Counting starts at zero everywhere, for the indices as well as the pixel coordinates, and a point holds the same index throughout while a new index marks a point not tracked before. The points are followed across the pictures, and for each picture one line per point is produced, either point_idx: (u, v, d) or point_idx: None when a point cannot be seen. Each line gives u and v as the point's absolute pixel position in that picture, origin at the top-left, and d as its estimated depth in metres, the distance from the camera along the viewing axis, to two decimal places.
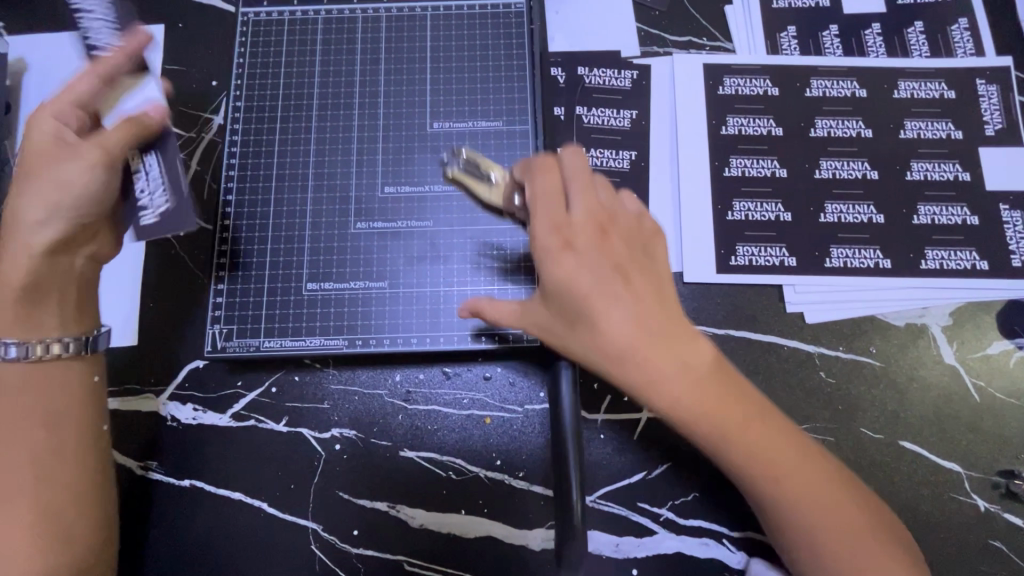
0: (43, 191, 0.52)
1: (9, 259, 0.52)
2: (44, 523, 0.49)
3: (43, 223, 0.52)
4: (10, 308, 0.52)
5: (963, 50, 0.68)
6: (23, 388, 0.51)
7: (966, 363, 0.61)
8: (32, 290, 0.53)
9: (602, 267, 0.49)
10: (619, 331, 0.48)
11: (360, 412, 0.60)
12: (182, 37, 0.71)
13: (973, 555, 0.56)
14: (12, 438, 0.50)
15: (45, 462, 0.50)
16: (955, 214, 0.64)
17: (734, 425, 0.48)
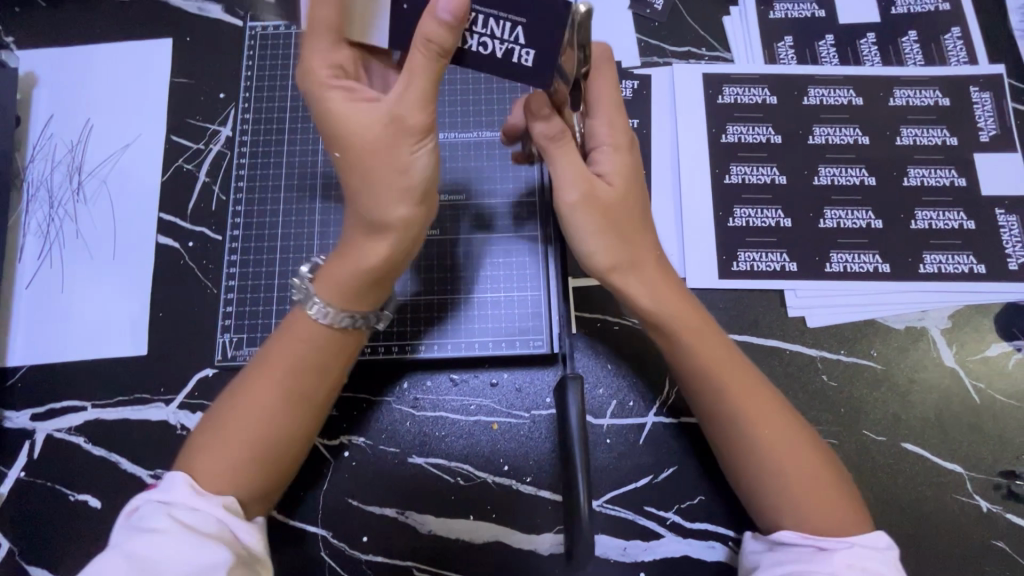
0: (377, 157, 0.46)
1: (370, 234, 0.49)
2: (263, 450, 0.49)
3: (393, 193, 0.47)
4: (349, 279, 0.50)
5: (957, 58, 0.70)
6: (316, 340, 0.51)
7: (965, 365, 0.62)
8: (395, 268, 0.51)
9: (631, 182, 0.53)
10: (630, 242, 0.52)
11: (367, 419, 0.61)
12: (190, 51, 0.72)
13: (977, 556, 0.57)
14: (283, 388, 0.50)
15: (285, 414, 0.50)
16: (952, 219, 0.65)
17: (707, 339, 0.53)
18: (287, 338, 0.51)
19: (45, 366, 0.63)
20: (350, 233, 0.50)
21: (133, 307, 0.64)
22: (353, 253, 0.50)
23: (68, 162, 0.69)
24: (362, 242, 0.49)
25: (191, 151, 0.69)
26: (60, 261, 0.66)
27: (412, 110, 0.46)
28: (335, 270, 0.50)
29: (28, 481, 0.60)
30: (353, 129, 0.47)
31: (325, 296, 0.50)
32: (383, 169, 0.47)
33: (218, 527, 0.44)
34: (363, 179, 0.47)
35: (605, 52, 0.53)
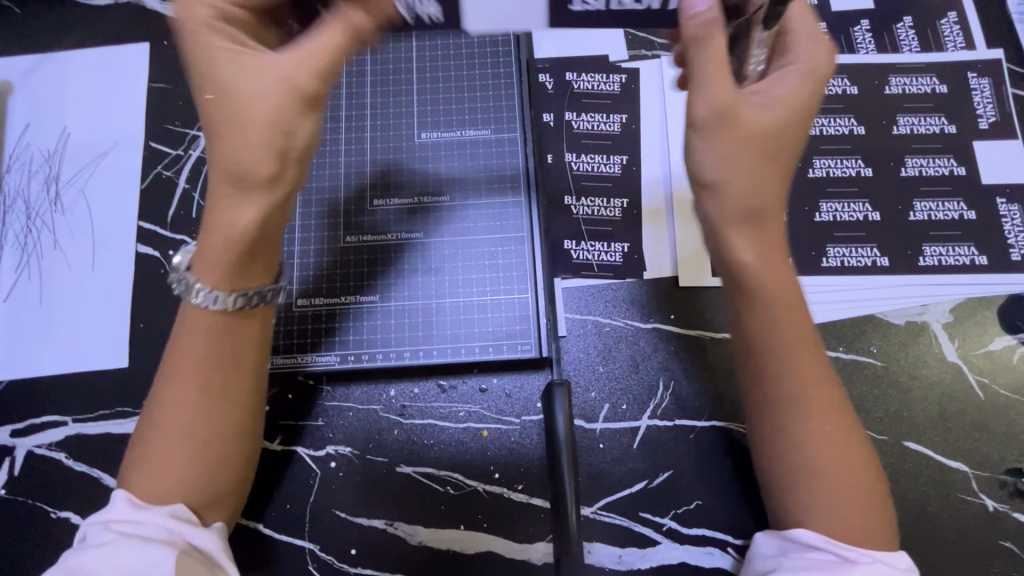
0: (245, 114, 0.43)
1: (237, 199, 0.45)
2: (200, 453, 0.46)
3: (257, 150, 0.43)
4: (222, 251, 0.45)
5: (954, 44, 0.68)
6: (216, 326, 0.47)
7: (968, 360, 0.60)
8: (266, 231, 0.46)
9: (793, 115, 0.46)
10: (767, 181, 0.46)
11: (354, 429, 0.59)
12: (168, 55, 0.70)
13: (984, 557, 0.55)
14: (197, 384, 0.47)
15: (208, 410, 0.47)
16: (952, 210, 0.63)
17: (788, 316, 0.47)
18: (184, 335, 0.47)
19: (24, 382, 0.62)
20: (214, 201, 0.46)
21: (113, 318, 0.63)
22: (222, 219, 0.45)
23: (45, 172, 0.67)
24: (227, 204, 0.45)
25: (169, 157, 0.68)
26: (38, 273, 0.64)
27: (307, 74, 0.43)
28: (207, 246, 0.46)
29: (8, 498, 0.59)
30: (240, 78, 0.43)
31: (206, 280, 0.46)
32: (243, 124, 0.43)
33: (168, 534, 0.43)
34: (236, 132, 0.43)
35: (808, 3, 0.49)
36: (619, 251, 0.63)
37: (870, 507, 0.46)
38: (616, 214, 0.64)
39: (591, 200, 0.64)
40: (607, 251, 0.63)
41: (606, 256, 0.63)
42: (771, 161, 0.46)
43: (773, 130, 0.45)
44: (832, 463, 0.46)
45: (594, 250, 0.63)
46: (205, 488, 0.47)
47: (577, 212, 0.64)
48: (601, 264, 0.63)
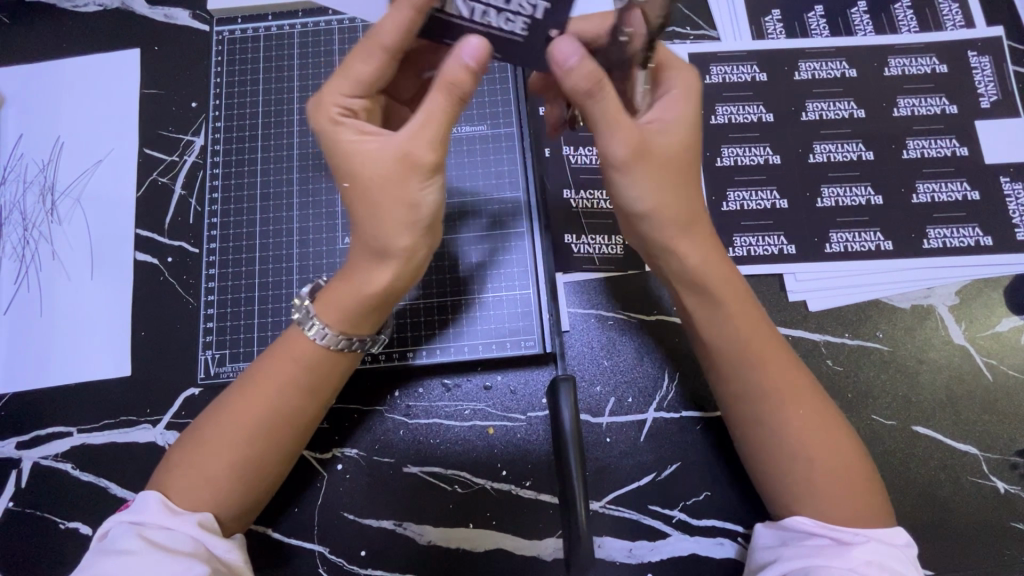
0: (386, 193, 0.44)
1: (375, 264, 0.46)
2: (247, 471, 0.48)
3: (398, 224, 0.44)
4: (351, 306, 0.48)
5: (953, 22, 0.67)
6: (306, 360, 0.49)
7: (976, 342, 0.59)
8: (399, 292, 0.49)
9: (694, 135, 0.46)
10: (691, 196, 0.47)
11: (359, 430, 0.59)
12: (158, 60, 0.70)
13: (996, 540, 0.55)
14: (269, 409, 0.48)
15: (270, 436, 0.48)
16: (955, 190, 0.62)
17: (744, 305, 0.50)
18: (278, 358, 0.49)
19: (27, 394, 0.61)
20: (354, 262, 0.48)
21: (114, 327, 0.63)
22: (353, 285, 0.48)
23: (40, 183, 0.67)
24: (369, 271, 0.47)
25: (163, 163, 0.67)
26: (36, 286, 0.64)
27: (424, 147, 0.44)
28: (339, 302, 0.48)
29: (16, 510, 0.59)
30: (365, 163, 0.44)
31: (332, 325, 0.48)
32: (391, 204, 0.44)
33: (194, 544, 0.44)
34: (370, 206, 0.45)
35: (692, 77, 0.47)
36: (619, 243, 0.62)
37: (865, 489, 0.47)
38: None
39: (590, 192, 0.64)
40: (609, 243, 0.62)
41: (607, 249, 0.62)
42: (681, 179, 0.46)
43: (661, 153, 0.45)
44: (816, 435, 0.48)
45: (595, 243, 0.62)
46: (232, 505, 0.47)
47: (576, 205, 0.63)
48: (602, 256, 0.62)
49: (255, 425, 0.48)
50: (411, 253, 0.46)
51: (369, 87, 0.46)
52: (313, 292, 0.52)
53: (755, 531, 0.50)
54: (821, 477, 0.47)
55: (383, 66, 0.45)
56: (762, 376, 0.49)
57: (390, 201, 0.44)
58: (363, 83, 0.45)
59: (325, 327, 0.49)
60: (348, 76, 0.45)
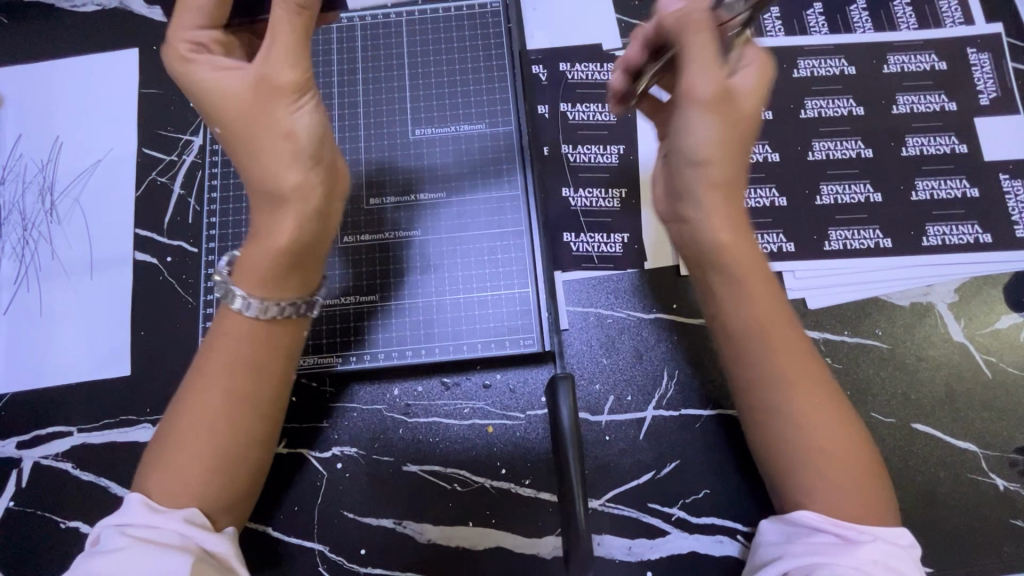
0: (255, 122, 0.46)
1: (270, 206, 0.47)
2: (220, 464, 0.47)
3: (285, 160, 0.46)
4: (261, 266, 0.47)
5: (952, 19, 0.67)
6: (249, 335, 0.49)
7: (975, 339, 0.59)
8: (310, 242, 0.48)
9: (754, 115, 0.49)
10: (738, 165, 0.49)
11: (360, 429, 0.59)
12: (157, 60, 0.70)
13: (996, 537, 0.55)
14: (225, 392, 0.48)
15: (229, 420, 0.48)
16: (954, 187, 0.62)
17: (774, 302, 0.50)
18: (221, 335, 0.49)
19: (27, 393, 0.62)
20: (256, 214, 0.48)
21: (114, 327, 0.63)
22: (260, 239, 0.47)
23: (39, 183, 0.67)
24: (269, 216, 0.47)
25: (162, 163, 0.67)
26: (36, 286, 0.64)
27: (283, 70, 0.45)
28: (252, 263, 0.48)
29: (17, 510, 0.59)
30: (225, 97, 0.46)
31: (244, 288, 0.48)
32: (265, 129, 0.46)
33: (182, 539, 0.43)
34: (267, 142, 0.46)
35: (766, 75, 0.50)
36: (619, 242, 0.62)
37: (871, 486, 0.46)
38: (615, 204, 0.63)
39: (588, 191, 0.64)
40: (607, 242, 0.62)
41: (606, 248, 0.62)
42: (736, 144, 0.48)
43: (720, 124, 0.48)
44: (824, 418, 0.47)
45: (594, 242, 0.62)
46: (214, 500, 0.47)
47: (574, 203, 0.63)
48: (601, 255, 0.62)
49: (216, 406, 0.47)
50: (310, 179, 0.47)
51: (214, 18, 0.47)
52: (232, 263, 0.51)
53: (761, 527, 0.49)
54: (828, 473, 0.46)
55: (218, 6, 0.47)
56: (772, 360, 0.48)
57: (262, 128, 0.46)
58: (208, 13, 0.47)
59: (245, 296, 0.48)
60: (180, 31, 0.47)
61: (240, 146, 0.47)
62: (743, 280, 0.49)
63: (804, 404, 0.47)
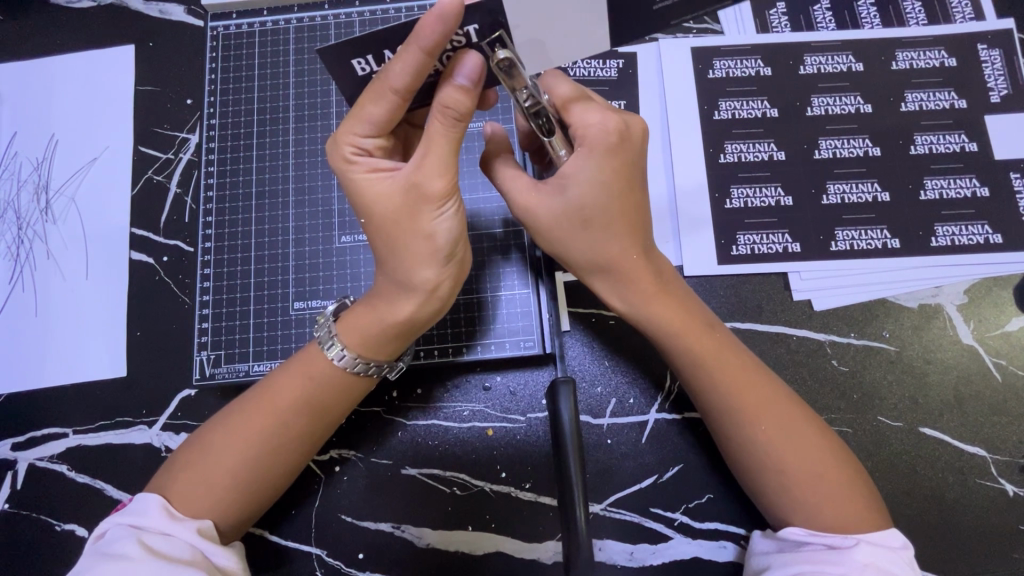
0: (402, 224, 0.45)
1: (397, 294, 0.47)
2: (251, 484, 0.47)
3: (423, 258, 0.45)
4: (373, 334, 0.48)
5: (962, 15, 0.65)
6: (327, 381, 0.49)
7: (984, 342, 0.58)
8: (423, 323, 0.49)
9: (599, 195, 0.47)
10: (612, 243, 0.48)
11: (358, 432, 0.58)
12: (153, 57, 0.69)
13: (1005, 543, 0.54)
14: (279, 427, 0.48)
15: (278, 455, 0.48)
16: (964, 187, 0.61)
17: (715, 349, 0.49)
18: (293, 372, 0.49)
19: (21, 395, 0.61)
20: (379, 289, 0.48)
21: (110, 327, 0.62)
22: (375, 309, 0.48)
23: (34, 181, 0.66)
24: (389, 299, 0.47)
25: (158, 161, 0.66)
26: (31, 285, 0.63)
27: (433, 178, 0.44)
28: (360, 324, 0.48)
29: (12, 512, 0.58)
30: (376, 200, 0.45)
31: (353, 350, 0.49)
32: (407, 235, 0.45)
33: (193, 552, 0.43)
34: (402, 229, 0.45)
35: (610, 143, 0.47)
36: None
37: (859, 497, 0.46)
38: None
39: None
40: None
41: None
42: (572, 229, 0.48)
43: (587, 206, 0.47)
44: (778, 438, 0.47)
45: None
46: (234, 517, 0.47)
47: None
48: None
49: (266, 438, 0.48)
50: (447, 277, 0.47)
51: (382, 127, 0.45)
52: (338, 310, 0.52)
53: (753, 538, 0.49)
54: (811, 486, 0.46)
55: (397, 109, 0.43)
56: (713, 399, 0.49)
57: (407, 232, 0.45)
58: (378, 124, 0.44)
59: (345, 350, 0.48)
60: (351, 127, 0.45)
61: (381, 241, 0.46)
62: (657, 328, 0.50)
63: (757, 423, 0.48)
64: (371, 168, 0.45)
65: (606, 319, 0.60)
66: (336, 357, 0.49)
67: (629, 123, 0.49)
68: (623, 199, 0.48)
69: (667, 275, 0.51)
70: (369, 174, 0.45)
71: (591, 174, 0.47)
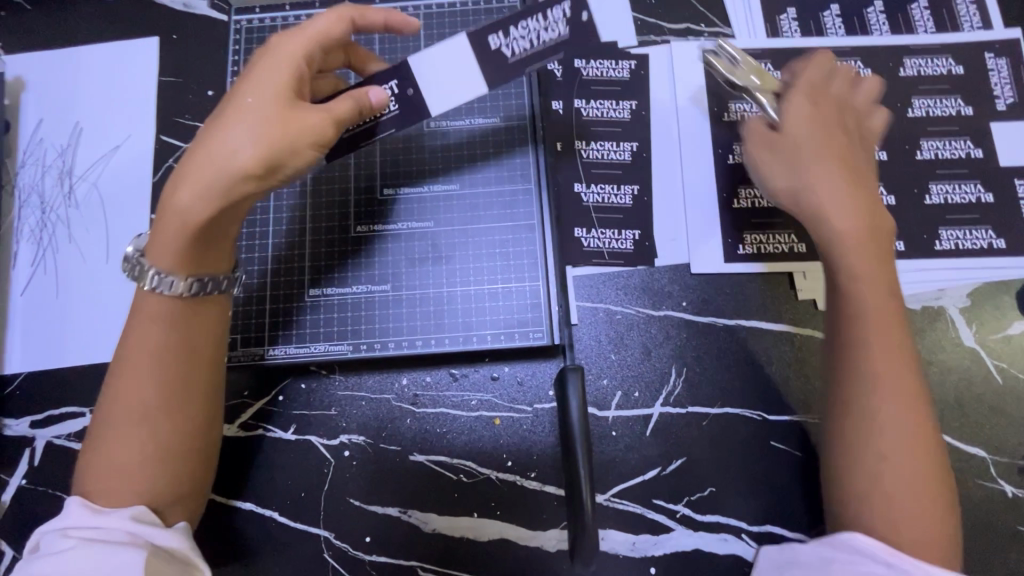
0: (240, 120, 0.44)
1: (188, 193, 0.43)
2: (152, 453, 0.46)
3: (230, 159, 0.43)
4: (172, 239, 0.45)
5: (970, 23, 0.67)
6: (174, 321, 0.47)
7: (986, 345, 0.59)
8: (194, 239, 0.45)
9: (823, 128, 0.51)
10: (821, 167, 0.50)
11: (368, 418, 0.60)
12: (176, 49, 0.71)
13: (1004, 543, 0.55)
14: (151, 383, 0.46)
15: (163, 412, 0.47)
16: (969, 192, 0.62)
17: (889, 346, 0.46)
18: (138, 321, 0.47)
19: (39, 375, 0.62)
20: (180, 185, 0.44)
21: (128, 310, 0.64)
22: (174, 205, 0.44)
23: (58, 167, 0.68)
24: (182, 195, 0.44)
25: (179, 150, 0.68)
26: (53, 268, 0.65)
27: (308, 121, 0.44)
28: (164, 230, 0.45)
29: (28, 488, 0.60)
30: (255, 87, 0.45)
31: (157, 263, 0.46)
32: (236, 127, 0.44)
33: (130, 538, 0.43)
34: (243, 133, 0.43)
35: (829, 102, 0.53)
36: (629, 238, 0.63)
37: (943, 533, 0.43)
38: (627, 201, 0.63)
39: (601, 187, 0.64)
40: (618, 238, 0.63)
41: (617, 243, 0.62)
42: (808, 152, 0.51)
43: (811, 138, 0.51)
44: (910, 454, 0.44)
45: (606, 237, 0.63)
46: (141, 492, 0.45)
47: (588, 200, 0.63)
48: (612, 251, 0.62)
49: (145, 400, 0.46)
50: (229, 205, 0.44)
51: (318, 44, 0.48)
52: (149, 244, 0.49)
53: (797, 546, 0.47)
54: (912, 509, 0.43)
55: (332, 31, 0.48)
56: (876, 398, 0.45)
57: (232, 129, 0.43)
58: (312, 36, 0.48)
59: (150, 253, 0.46)
60: (271, 47, 0.48)
61: (213, 122, 0.45)
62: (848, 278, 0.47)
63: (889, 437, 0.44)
64: (278, 68, 0.46)
65: (614, 313, 0.61)
66: (152, 281, 0.46)
67: (836, 81, 0.55)
68: (838, 139, 0.52)
69: (881, 226, 0.49)
70: (267, 60, 0.47)
71: (807, 112, 0.52)
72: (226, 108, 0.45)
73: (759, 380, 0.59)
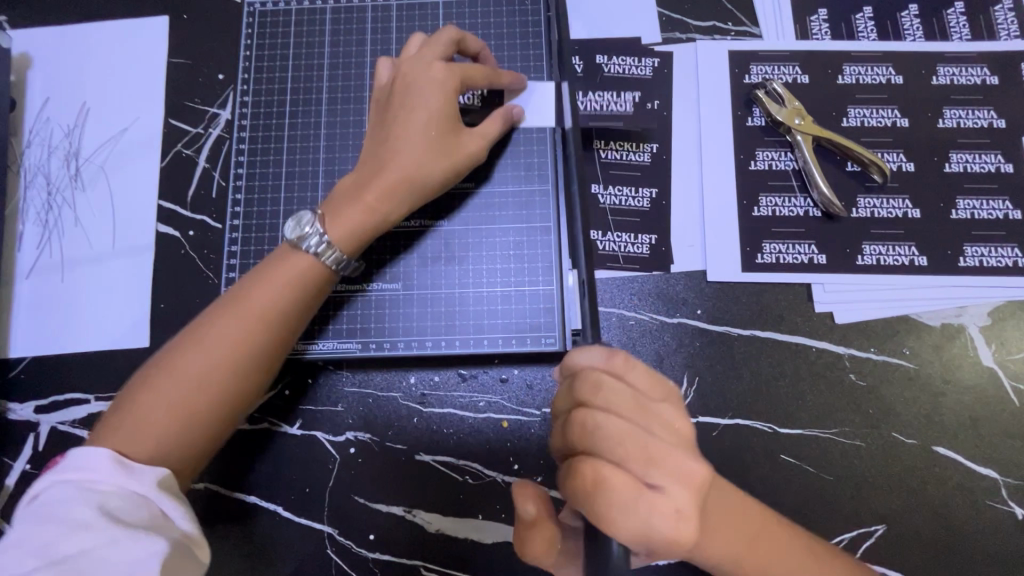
0: (420, 138, 0.55)
1: (378, 197, 0.54)
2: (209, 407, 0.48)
3: (420, 171, 0.54)
4: (355, 227, 0.53)
5: (1007, 32, 0.64)
6: (283, 294, 0.51)
7: (1005, 365, 0.58)
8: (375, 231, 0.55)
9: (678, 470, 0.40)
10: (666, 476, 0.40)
11: (374, 416, 0.59)
12: (187, 30, 0.69)
13: (1009, 565, 0.54)
14: (235, 345, 0.48)
15: (237, 374, 0.48)
16: (996, 208, 0.60)
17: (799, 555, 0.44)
18: (268, 280, 0.51)
19: (43, 360, 0.62)
20: (366, 189, 0.54)
21: (135, 297, 0.63)
22: (367, 207, 0.54)
23: (65, 148, 0.67)
24: (373, 197, 0.54)
25: (188, 134, 0.67)
26: (58, 252, 0.64)
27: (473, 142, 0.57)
28: (347, 218, 0.53)
29: (32, 473, 0.59)
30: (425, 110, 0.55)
31: (330, 239, 0.53)
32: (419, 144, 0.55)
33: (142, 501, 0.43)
34: (428, 150, 0.54)
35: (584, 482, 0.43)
36: (646, 243, 0.61)
37: None
38: (645, 204, 0.62)
39: (617, 190, 0.62)
40: (635, 242, 0.61)
41: (633, 247, 0.61)
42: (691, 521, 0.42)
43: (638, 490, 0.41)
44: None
45: (622, 241, 0.61)
46: (179, 440, 0.46)
47: (605, 202, 0.62)
48: (627, 255, 0.61)
49: (225, 352, 0.48)
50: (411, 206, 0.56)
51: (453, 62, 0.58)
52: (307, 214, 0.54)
53: None
54: None
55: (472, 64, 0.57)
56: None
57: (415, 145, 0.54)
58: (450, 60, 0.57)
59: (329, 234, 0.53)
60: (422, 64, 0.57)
61: (389, 135, 0.55)
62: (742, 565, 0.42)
63: None
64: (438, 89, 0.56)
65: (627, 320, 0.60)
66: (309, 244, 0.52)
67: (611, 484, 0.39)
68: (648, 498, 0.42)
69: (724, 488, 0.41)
70: (428, 76, 0.56)
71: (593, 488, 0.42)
72: (401, 124, 0.55)
73: (772, 393, 0.58)
